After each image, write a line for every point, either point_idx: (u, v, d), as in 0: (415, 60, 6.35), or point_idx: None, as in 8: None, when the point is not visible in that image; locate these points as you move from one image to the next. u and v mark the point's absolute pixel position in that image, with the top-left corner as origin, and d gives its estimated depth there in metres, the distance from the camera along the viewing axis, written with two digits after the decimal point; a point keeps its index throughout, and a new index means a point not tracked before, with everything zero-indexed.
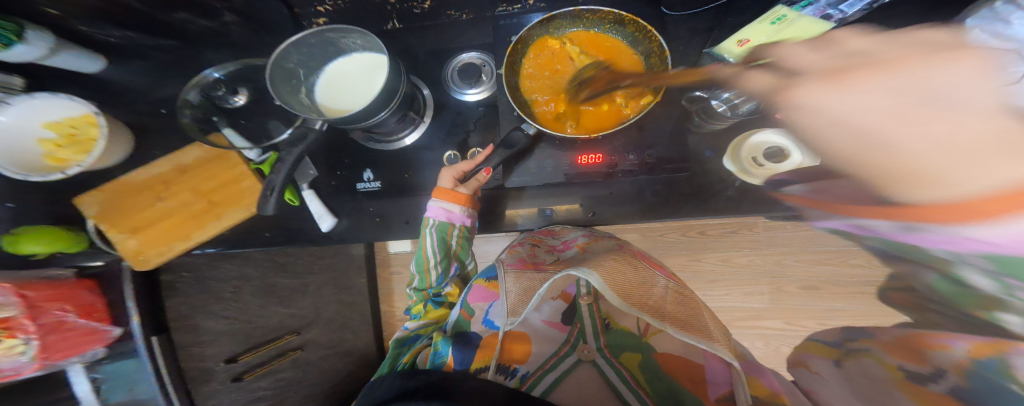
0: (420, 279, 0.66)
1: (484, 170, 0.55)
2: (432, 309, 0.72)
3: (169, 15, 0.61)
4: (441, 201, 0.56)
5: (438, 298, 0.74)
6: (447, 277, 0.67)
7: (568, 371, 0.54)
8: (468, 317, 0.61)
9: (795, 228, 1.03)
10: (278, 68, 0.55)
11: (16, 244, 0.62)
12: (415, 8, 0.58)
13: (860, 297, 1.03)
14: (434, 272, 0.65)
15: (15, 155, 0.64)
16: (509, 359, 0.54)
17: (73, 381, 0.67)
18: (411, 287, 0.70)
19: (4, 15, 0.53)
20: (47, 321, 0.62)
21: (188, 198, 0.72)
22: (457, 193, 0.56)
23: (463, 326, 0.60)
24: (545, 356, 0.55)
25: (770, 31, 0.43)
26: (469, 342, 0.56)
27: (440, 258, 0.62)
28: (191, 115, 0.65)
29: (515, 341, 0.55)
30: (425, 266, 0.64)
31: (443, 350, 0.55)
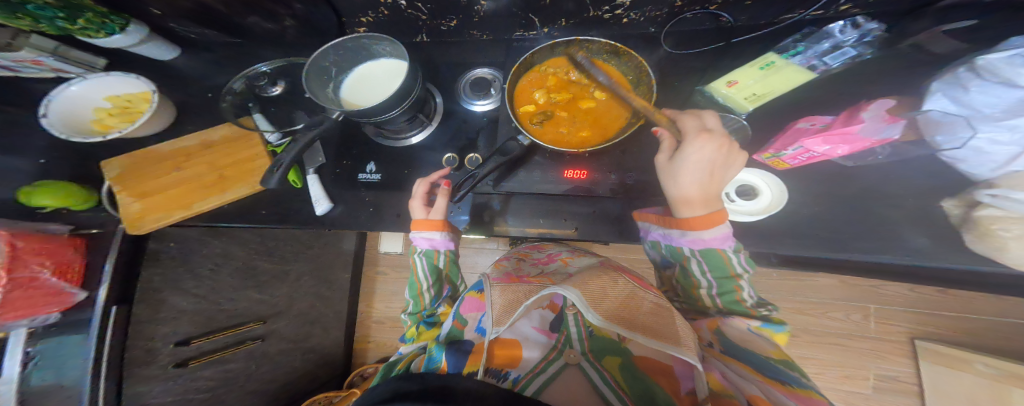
0: (413, 304, 0.62)
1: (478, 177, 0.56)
2: (422, 331, 0.59)
3: (242, 17, 0.73)
4: (422, 232, 0.58)
5: (431, 319, 0.60)
6: (442, 300, 0.62)
7: (556, 375, 0.44)
8: (462, 327, 0.52)
9: (779, 276, 1.15)
10: (316, 65, 0.63)
11: (31, 195, 0.65)
12: (442, 26, 0.68)
13: (835, 349, 1.10)
14: (427, 296, 0.60)
15: (69, 116, 0.71)
16: (500, 363, 0.44)
17: (7, 355, 0.60)
18: (405, 314, 0.64)
19: (118, 12, 0.66)
20: (20, 275, 0.60)
21: (201, 171, 0.75)
22: (432, 220, 0.57)
23: (456, 335, 0.51)
24: (535, 360, 0.46)
25: (757, 75, 0.49)
26: (460, 348, 0.47)
27: (431, 281, 0.59)
28: (230, 100, 0.75)
29: (503, 345, 0.47)
30: (415, 267, 0.60)
31: (436, 355, 0.46)
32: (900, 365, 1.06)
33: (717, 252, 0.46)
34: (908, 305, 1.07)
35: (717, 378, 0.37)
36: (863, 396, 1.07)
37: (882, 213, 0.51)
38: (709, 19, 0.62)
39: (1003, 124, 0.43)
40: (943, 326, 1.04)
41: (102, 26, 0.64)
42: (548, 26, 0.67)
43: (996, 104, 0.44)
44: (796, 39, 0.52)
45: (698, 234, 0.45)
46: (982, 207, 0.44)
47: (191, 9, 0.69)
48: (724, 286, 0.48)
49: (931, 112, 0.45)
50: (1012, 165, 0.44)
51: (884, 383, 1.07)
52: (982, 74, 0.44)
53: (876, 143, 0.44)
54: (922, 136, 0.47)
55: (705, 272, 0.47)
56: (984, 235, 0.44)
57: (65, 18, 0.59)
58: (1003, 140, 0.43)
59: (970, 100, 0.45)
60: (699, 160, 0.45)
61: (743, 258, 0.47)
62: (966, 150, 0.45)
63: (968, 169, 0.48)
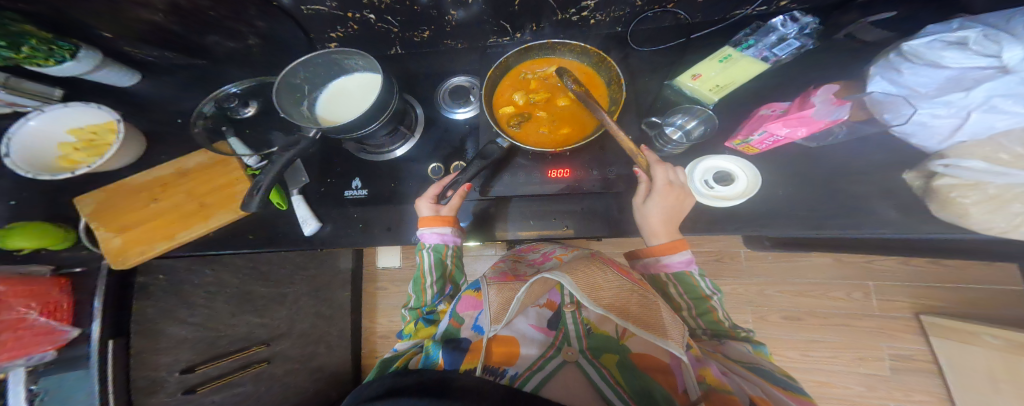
0: (415, 297, 0.63)
1: (466, 185, 0.57)
2: (420, 328, 0.60)
3: (203, 38, 0.70)
4: (433, 228, 0.57)
5: (430, 316, 0.61)
6: (444, 297, 0.63)
7: (552, 373, 0.45)
8: (458, 325, 0.53)
9: (774, 258, 1.20)
10: (285, 83, 0.61)
11: (9, 238, 0.62)
12: (415, 36, 0.67)
13: (844, 330, 1.15)
14: (429, 292, 0.61)
15: (33, 154, 0.68)
16: (496, 360, 0.46)
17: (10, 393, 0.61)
18: (405, 308, 0.65)
19: (64, 36, 0.60)
20: (9, 317, 0.61)
21: (182, 200, 0.74)
22: (444, 216, 0.58)
23: (453, 334, 0.52)
24: (532, 357, 0.47)
25: (717, 68, 0.50)
26: (458, 346, 0.49)
27: (436, 277, 0.59)
28: (202, 125, 0.71)
29: (500, 342, 0.49)
30: (422, 265, 0.61)
31: (432, 353, 0.49)
32: (913, 342, 1.11)
33: (685, 274, 0.54)
34: (910, 280, 1.13)
35: (712, 373, 0.41)
36: (880, 376, 1.12)
37: (852, 190, 0.53)
38: (667, 17, 0.62)
39: (938, 101, 0.46)
40: (941, 298, 1.11)
41: (49, 53, 0.59)
42: (519, 31, 0.66)
43: (927, 84, 0.48)
44: (747, 33, 0.54)
45: (666, 259, 0.54)
46: (937, 177, 0.48)
47: (145, 31, 0.65)
48: (700, 307, 0.55)
49: (873, 94, 0.48)
50: (956, 137, 0.47)
51: (899, 362, 1.12)
52: (911, 59, 0.49)
53: (827, 126, 0.45)
54: (871, 115, 0.49)
55: (682, 294, 0.55)
56: (947, 203, 0.47)
57: (8, 47, 0.54)
58: (943, 114, 0.46)
59: (904, 81, 0.49)
60: (668, 203, 0.51)
61: (710, 282, 0.55)
62: (913, 125, 0.48)
63: (920, 143, 0.50)
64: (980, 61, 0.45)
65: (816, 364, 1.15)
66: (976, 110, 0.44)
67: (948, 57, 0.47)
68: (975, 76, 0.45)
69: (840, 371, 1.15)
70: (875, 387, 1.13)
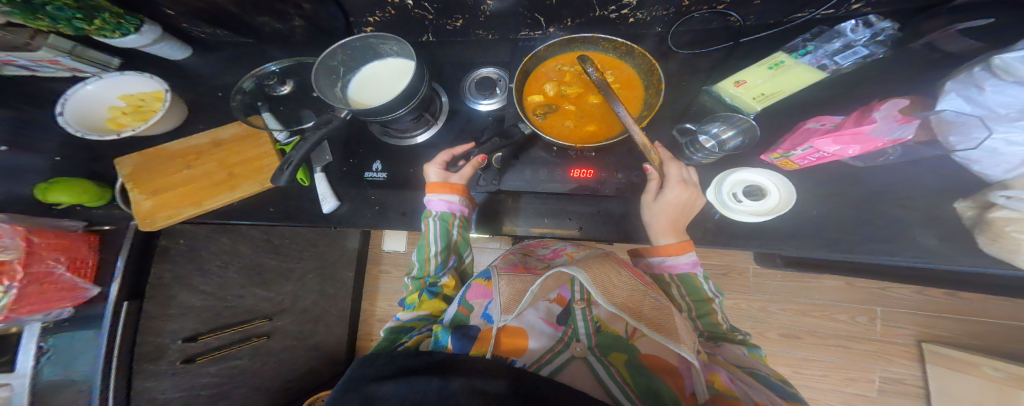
0: (420, 266, 0.60)
1: (479, 156, 0.58)
2: (425, 299, 0.58)
3: (253, 17, 0.74)
4: (440, 195, 0.57)
5: (434, 288, 0.60)
6: (447, 269, 0.61)
7: (562, 368, 0.43)
8: (467, 313, 0.51)
9: (784, 277, 1.12)
10: (323, 65, 0.63)
11: (49, 192, 0.66)
12: (448, 25, 0.69)
13: (841, 352, 1.07)
14: (433, 261, 0.59)
15: (85, 115, 0.73)
16: (503, 351, 0.44)
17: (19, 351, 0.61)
18: (410, 276, 0.62)
19: (131, 12, 0.68)
20: (36, 271, 0.61)
21: (212, 169, 0.76)
22: (453, 183, 0.57)
23: (461, 321, 0.50)
24: (539, 350, 0.45)
25: (767, 75, 0.48)
26: (467, 333, 0.47)
27: (439, 247, 0.57)
28: (240, 99, 0.75)
29: (508, 332, 0.47)
30: (427, 232, 0.58)
31: (442, 339, 0.47)
32: (907, 367, 1.03)
33: (689, 275, 0.52)
34: (914, 308, 1.05)
35: (721, 379, 0.37)
36: (867, 398, 1.05)
37: (894, 216, 0.50)
38: (715, 19, 0.62)
39: (1019, 125, 0.42)
40: (948, 329, 1.02)
41: (117, 26, 0.66)
42: (553, 26, 0.67)
43: (1011, 104, 0.43)
44: (807, 37, 0.51)
45: (672, 259, 0.51)
46: (995, 209, 0.43)
47: (204, 9, 0.71)
48: (700, 309, 0.52)
49: (945, 112, 0.44)
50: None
51: (889, 385, 1.04)
52: (998, 74, 0.44)
53: (887, 144, 0.44)
54: (935, 136, 0.46)
55: (684, 295, 0.52)
56: (998, 237, 0.43)
57: (82, 18, 0.61)
58: (1019, 140, 0.42)
59: (984, 100, 0.45)
60: (673, 207, 0.51)
61: (713, 285, 0.52)
62: (981, 151, 0.45)
63: (982, 171, 0.47)
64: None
65: (806, 383, 1.07)
66: None
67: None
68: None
69: (824, 388, 1.07)
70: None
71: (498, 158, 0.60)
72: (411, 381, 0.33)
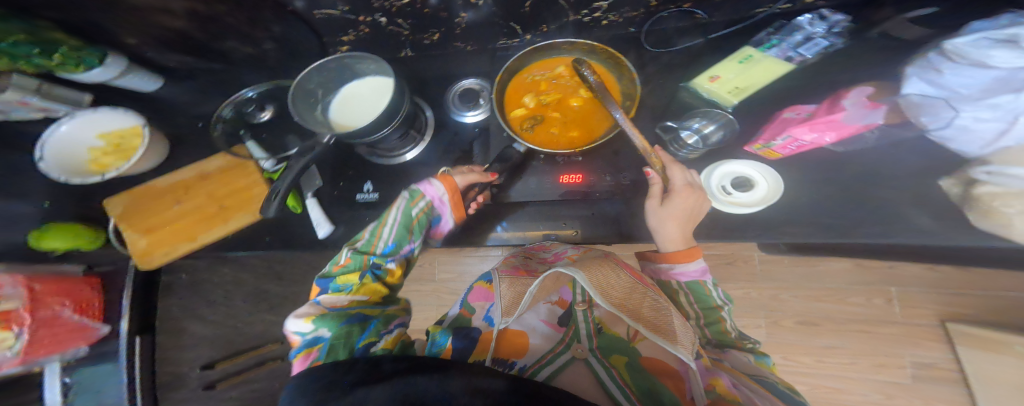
0: (366, 241, 0.53)
1: (490, 174, 0.57)
2: (366, 281, 0.48)
3: (220, 42, 0.70)
4: (439, 184, 0.56)
5: (378, 271, 0.50)
6: (398, 252, 0.54)
7: (562, 369, 0.44)
8: (468, 315, 0.52)
9: (791, 262, 1.12)
10: (300, 88, 0.62)
11: (42, 239, 0.67)
12: (425, 39, 0.68)
13: (856, 336, 1.07)
14: (386, 238, 0.54)
15: (64, 158, 0.70)
16: (505, 353, 0.46)
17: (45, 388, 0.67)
18: (348, 250, 0.52)
19: (93, 43, 0.61)
20: (42, 316, 0.62)
21: (203, 202, 0.76)
22: (454, 181, 0.55)
23: (463, 322, 0.51)
24: (540, 350, 0.46)
25: (738, 68, 0.51)
26: (468, 335, 0.48)
27: (399, 228, 0.54)
28: (221, 128, 0.73)
29: (510, 336, 0.48)
30: (387, 215, 0.56)
31: (442, 339, 0.47)
32: (935, 350, 1.03)
33: (698, 283, 0.52)
34: (932, 286, 1.05)
35: (723, 385, 0.37)
36: (900, 385, 1.04)
37: (882, 197, 0.51)
38: (685, 17, 0.60)
39: (984, 103, 0.43)
40: (969, 307, 1.03)
41: (79, 60, 0.60)
42: (530, 33, 0.66)
43: (972, 84, 0.44)
44: (771, 31, 0.53)
45: (681, 267, 0.51)
46: (980, 185, 0.45)
47: (165, 37, 0.66)
48: (709, 317, 0.51)
49: (911, 96, 0.47)
50: (999, 142, 0.43)
51: (921, 370, 1.03)
52: (953, 58, 0.45)
53: (862, 129, 0.45)
54: (906, 118, 0.48)
55: (693, 302, 0.51)
56: (989, 213, 0.44)
57: (40, 53, 0.54)
58: (987, 117, 0.43)
59: (945, 82, 0.46)
60: (687, 201, 0.50)
61: (722, 292, 0.53)
62: (952, 129, 0.46)
63: (959, 148, 0.48)
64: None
65: (830, 373, 1.07)
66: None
67: (996, 56, 0.42)
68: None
69: (854, 377, 1.06)
70: (894, 396, 1.04)
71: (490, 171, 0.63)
72: (407, 382, 0.30)
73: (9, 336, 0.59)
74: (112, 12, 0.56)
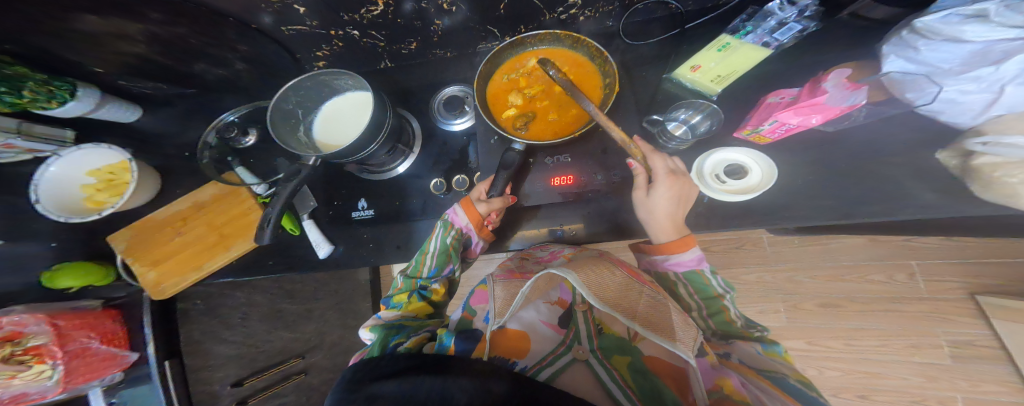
0: (415, 261, 0.58)
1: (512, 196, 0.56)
2: (412, 301, 0.55)
3: (190, 67, 0.68)
4: (461, 208, 0.56)
5: (424, 291, 0.56)
6: (440, 276, 0.57)
7: (563, 370, 0.44)
8: (472, 318, 0.53)
9: (802, 243, 1.16)
10: (278, 110, 0.60)
11: (55, 279, 0.65)
12: (403, 49, 0.69)
13: (891, 316, 1.10)
14: (428, 263, 0.57)
15: (59, 199, 0.68)
16: (505, 352, 0.45)
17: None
18: (400, 274, 0.59)
19: (60, 76, 0.59)
20: (73, 348, 0.64)
21: (203, 232, 0.76)
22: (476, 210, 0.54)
23: (467, 325, 0.52)
24: (542, 353, 0.46)
25: (717, 57, 0.49)
26: (471, 336, 0.49)
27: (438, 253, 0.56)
28: (208, 155, 0.71)
29: (510, 336, 0.47)
30: (426, 247, 0.58)
31: (446, 340, 0.48)
32: (972, 327, 1.05)
33: (695, 272, 0.52)
34: (952, 257, 1.08)
35: (732, 384, 0.40)
36: (941, 366, 1.06)
37: (880, 174, 0.51)
38: (660, 7, 0.61)
39: (964, 77, 0.43)
40: (997, 277, 1.05)
41: (51, 94, 0.57)
42: (509, 35, 0.67)
43: (950, 59, 0.44)
44: (743, 19, 0.50)
45: (677, 257, 0.51)
46: (978, 156, 0.44)
47: (132, 64, 0.63)
48: (712, 307, 0.54)
49: (891, 74, 0.45)
50: (990, 111, 0.44)
51: (960, 349, 1.05)
52: (926, 35, 0.44)
53: (845, 111, 0.43)
54: (892, 95, 0.46)
55: (693, 293, 0.53)
56: (990, 183, 0.43)
57: (11, 91, 0.52)
58: (972, 89, 0.43)
59: (924, 59, 0.45)
60: (670, 198, 0.50)
61: (723, 280, 0.53)
62: (939, 103, 0.46)
63: (951, 120, 0.48)
64: (1007, 34, 0.38)
65: (860, 354, 1.10)
66: (1009, 84, 0.40)
67: (969, 31, 0.40)
68: (1004, 47, 0.40)
69: (887, 360, 1.09)
70: (935, 378, 1.06)
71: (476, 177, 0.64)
72: (408, 381, 0.32)
73: (45, 368, 0.63)
74: (68, 39, 0.53)
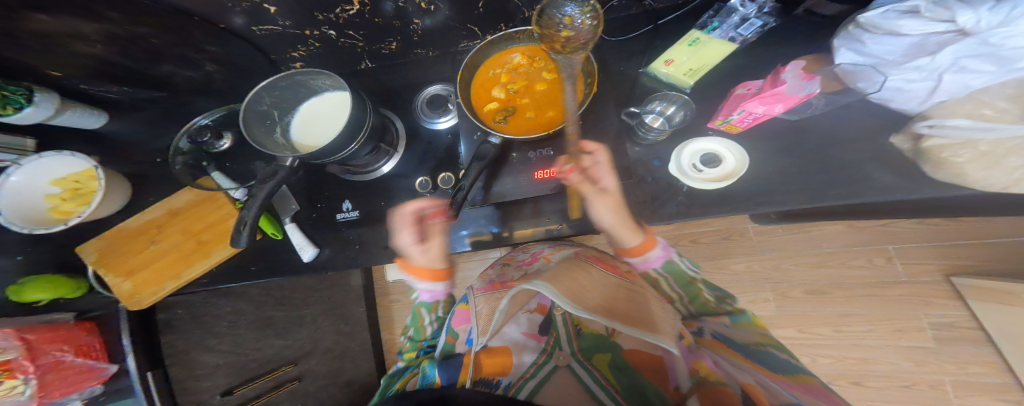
0: (415, 329, 0.64)
1: (438, 214, 0.60)
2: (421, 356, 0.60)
3: (156, 69, 0.65)
4: (423, 284, 0.62)
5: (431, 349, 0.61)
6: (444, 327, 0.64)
7: (547, 379, 0.44)
8: (454, 341, 0.55)
9: (785, 231, 1.20)
10: (252, 111, 0.59)
11: (21, 293, 0.63)
12: (383, 48, 0.68)
13: (873, 301, 1.16)
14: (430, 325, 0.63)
15: (20, 211, 0.64)
16: (492, 372, 0.45)
17: None
18: (405, 336, 0.66)
19: (14, 80, 0.55)
20: (45, 361, 0.62)
21: (180, 240, 0.73)
22: (430, 271, 0.61)
23: (450, 350, 0.54)
24: (525, 365, 0.46)
25: (687, 51, 0.52)
26: (453, 362, 0.50)
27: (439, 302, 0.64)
28: (180, 162, 0.68)
29: (492, 353, 0.48)
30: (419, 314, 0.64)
31: (431, 371, 0.49)
32: (952, 308, 1.11)
33: (667, 261, 0.58)
34: (924, 239, 1.15)
35: (706, 365, 0.41)
36: (925, 348, 1.12)
37: (848, 156, 0.53)
38: (634, 5, 0.63)
39: (908, 67, 0.45)
40: (970, 258, 1.12)
41: (7, 100, 0.54)
42: (490, 33, 0.67)
43: (893, 51, 0.47)
44: (710, 14, 0.53)
45: (647, 254, 0.57)
46: (926, 139, 0.47)
47: (95, 67, 0.60)
48: (690, 294, 0.58)
49: (843, 65, 0.50)
50: (934, 97, 0.47)
51: (941, 331, 1.11)
52: (871, 30, 0.48)
53: (803, 99, 0.46)
54: (845, 85, 0.50)
55: (672, 287, 0.59)
56: (940, 163, 0.47)
57: None
58: (915, 78, 0.46)
59: (872, 51, 0.48)
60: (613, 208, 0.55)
61: (690, 262, 0.59)
62: (887, 92, 0.49)
63: (899, 107, 0.51)
64: (937, 27, 0.43)
65: (851, 339, 1.15)
66: (947, 72, 0.44)
67: (906, 25, 0.45)
68: (938, 39, 0.44)
69: (876, 344, 1.14)
70: (924, 362, 1.12)
71: (447, 179, 0.64)
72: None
73: (17, 383, 0.60)
74: (21, 39, 0.50)
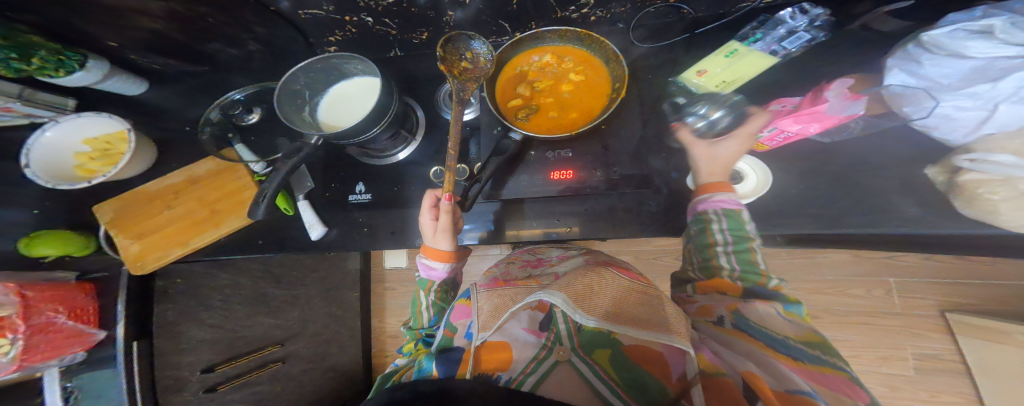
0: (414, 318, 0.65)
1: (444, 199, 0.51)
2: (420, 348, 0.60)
3: (204, 44, 0.69)
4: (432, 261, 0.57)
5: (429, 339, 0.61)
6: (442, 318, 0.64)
7: (547, 374, 0.42)
8: (452, 335, 0.52)
9: (789, 255, 1.16)
10: (285, 90, 0.61)
11: (32, 246, 0.63)
12: (414, 38, 0.71)
13: (865, 329, 1.11)
14: (427, 314, 0.63)
15: (49, 165, 0.67)
16: (490, 366, 0.42)
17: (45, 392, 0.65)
18: (405, 327, 0.67)
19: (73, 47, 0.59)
20: (37, 321, 0.62)
21: (192, 207, 0.74)
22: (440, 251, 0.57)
23: (446, 343, 0.51)
24: (525, 360, 0.43)
25: (723, 63, 0.52)
26: (449, 357, 0.46)
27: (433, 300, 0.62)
28: (209, 131, 0.72)
29: (492, 348, 0.45)
30: (419, 301, 0.64)
31: (426, 365, 0.47)
32: (939, 342, 1.06)
33: (735, 212, 0.51)
34: (927, 276, 1.08)
35: (706, 359, 0.37)
36: (908, 378, 1.08)
37: (872, 185, 0.53)
38: (670, 13, 0.63)
39: (962, 93, 0.46)
40: (968, 296, 1.06)
41: (60, 63, 0.57)
42: (520, 31, 0.70)
43: (951, 74, 0.48)
44: (755, 26, 0.56)
45: (722, 195, 0.52)
46: (963, 173, 0.47)
47: (148, 39, 0.64)
48: (739, 247, 0.51)
49: (892, 87, 0.48)
50: (982, 129, 0.47)
51: (925, 362, 1.07)
52: (931, 49, 0.49)
53: (842, 120, 0.48)
54: (889, 109, 0.50)
55: (725, 230, 0.50)
56: (973, 200, 0.46)
57: (19, 57, 0.52)
58: (968, 106, 0.46)
59: (926, 73, 0.49)
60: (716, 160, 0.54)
61: (756, 227, 0.52)
62: (936, 118, 0.48)
63: (943, 137, 0.50)
64: (1006, 51, 0.45)
65: None
66: (1004, 102, 0.45)
67: (972, 47, 0.47)
68: (1003, 65, 0.45)
69: (862, 371, 1.10)
70: (901, 389, 1.08)
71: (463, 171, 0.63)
72: None
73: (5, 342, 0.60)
74: (90, 10, 0.53)
